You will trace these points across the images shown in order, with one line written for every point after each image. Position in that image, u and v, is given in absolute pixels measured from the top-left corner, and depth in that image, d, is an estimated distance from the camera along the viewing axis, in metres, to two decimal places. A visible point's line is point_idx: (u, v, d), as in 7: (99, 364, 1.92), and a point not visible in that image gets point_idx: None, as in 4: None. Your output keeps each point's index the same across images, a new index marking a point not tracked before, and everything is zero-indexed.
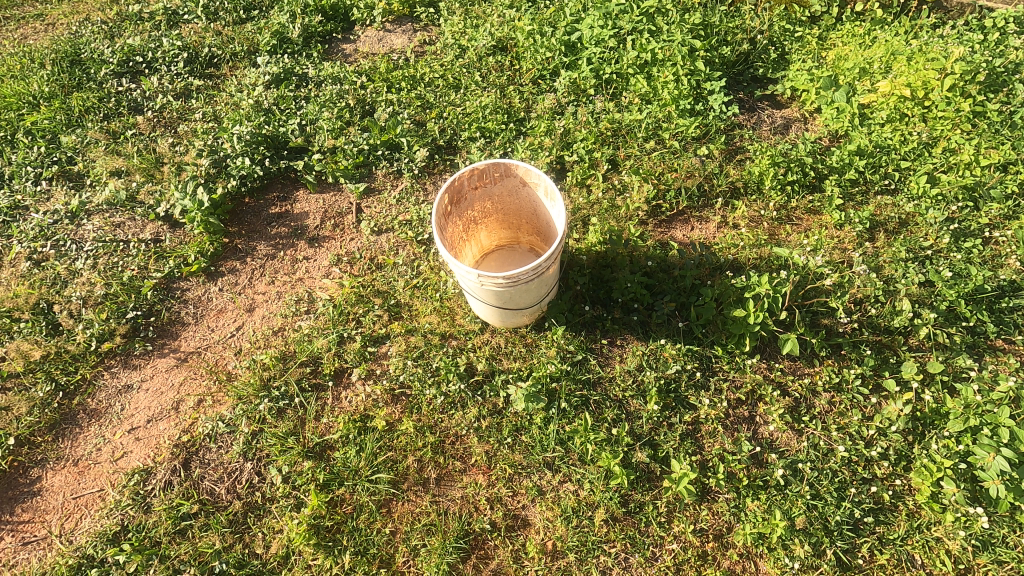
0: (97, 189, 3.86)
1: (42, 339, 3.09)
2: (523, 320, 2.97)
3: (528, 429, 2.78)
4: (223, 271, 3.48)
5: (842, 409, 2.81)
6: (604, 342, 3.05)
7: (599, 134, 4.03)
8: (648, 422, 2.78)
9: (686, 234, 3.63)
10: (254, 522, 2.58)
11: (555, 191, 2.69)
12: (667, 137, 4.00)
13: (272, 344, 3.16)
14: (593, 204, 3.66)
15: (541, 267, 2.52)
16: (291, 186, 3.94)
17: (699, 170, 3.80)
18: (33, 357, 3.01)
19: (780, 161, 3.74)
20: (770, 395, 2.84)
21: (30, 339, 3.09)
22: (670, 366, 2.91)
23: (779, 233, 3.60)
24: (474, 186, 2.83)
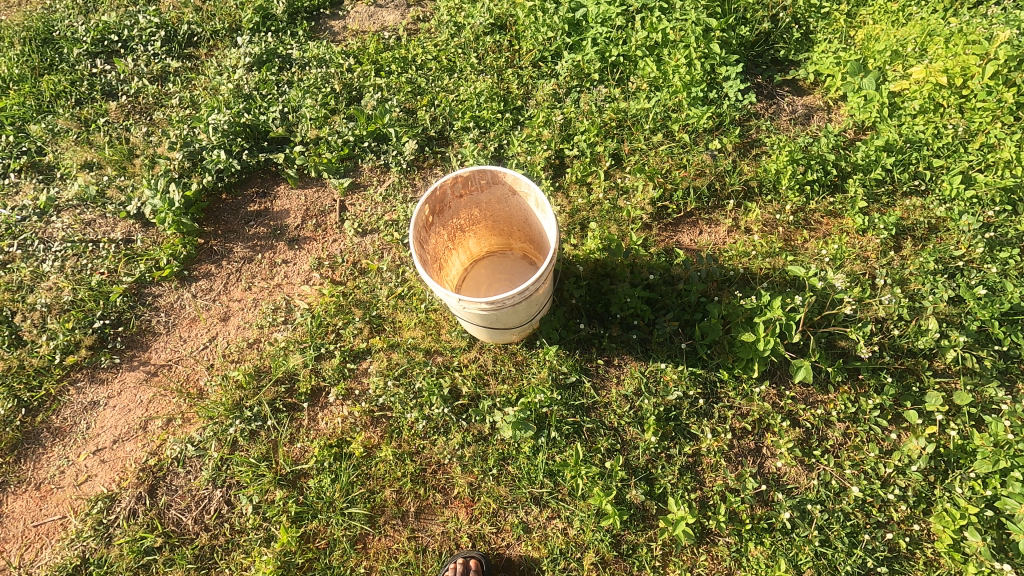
0: (67, 183, 3.64)
1: (5, 351, 2.92)
2: (513, 338, 2.74)
3: (515, 459, 2.59)
4: (197, 276, 3.27)
5: (858, 442, 2.58)
6: (601, 362, 2.82)
7: (603, 125, 3.69)
8: (644, 455, 2.57)
9: (694, 238, 3.32)
10: (221, 557, 2.45)
11: (547, 203, 2.42)
12: (677, 129, 3.67)
13: (247, 358, 2.97)
14: (593, 205, 3.37)
15: (529, 290, 2.28)
16: (271, 180, 3.67)
17: (711, 167, 3.50)
18: None
19: (800, 158, 3.39)
20: (778, 426, 2.62)
21: None
22: (671, 392, 2.68)
23: (795, 240, 3.31)
24: (459, 195, 2.56)
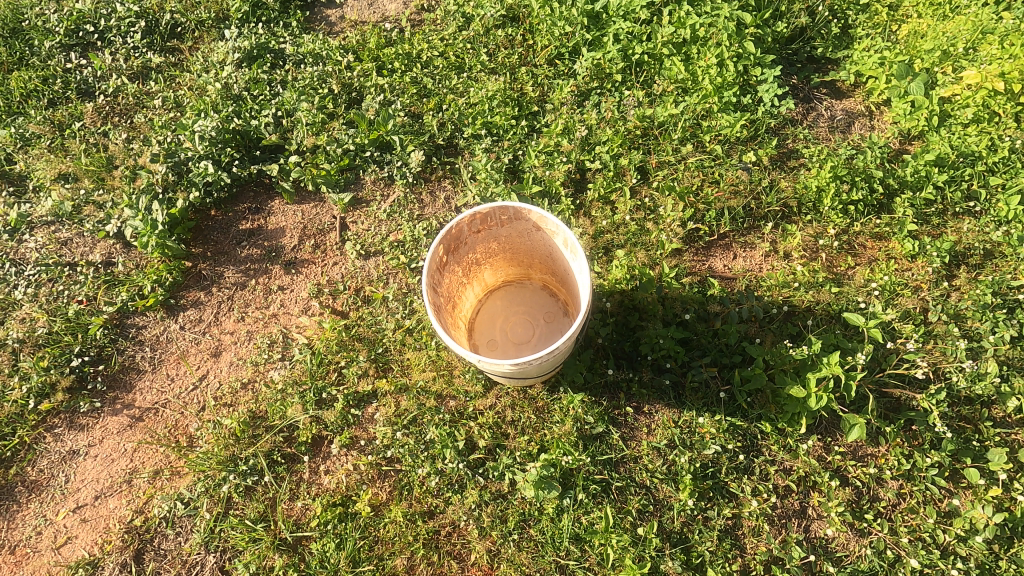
0: (40, 197, 3.32)
1: None
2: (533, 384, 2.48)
3: (538, 521, 2.37)
4: (185, 304, 2.99)
5: (913, 504, 2.36)
6: (630, 410, 2.57)
7: (626, 134, 3.36)
8: (680, 517, 2.35)
9: (727, 264, 3.04)
10: None
11: (578, 246, 2.15)
12: (708, 140, 3.35)
13: (241, 401, 2.71)
14: (618, 227, 3.08)
15: (559, 348, 2.03)
16: (264, 195, 3.35)
17: (745, 184, 3.20)
18: None
19: (844, 173, 3.10)
20: (827, 485, 2.39)
21: None
22: (708, 447, 2.44)
23: (839, 266, 3.02)
24: (477, 231, 2.28)
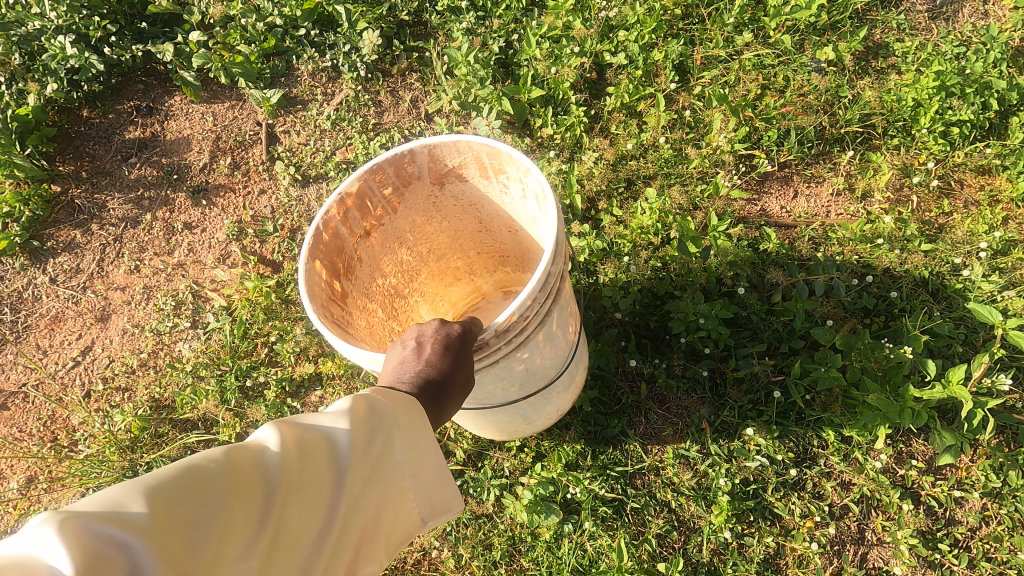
0: None
1: None
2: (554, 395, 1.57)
3: (532, 548, 1.86)
4: (54, 248, 2.20)
5: (999, 531, 1.88)
6: (651, 407, 1.99)
7: (663, 14, 2.39)
8: (709, 545, 1.86)
9: (786, 205, 2.30)
10: None
11: (495, 146, 1.31)
12: (773, 28, 2.41)
13: (139, 384, 2.04)
14: (645, 151, 2.27)
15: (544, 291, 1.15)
16: (158, 88, 2.41)
17: (821, 95, 2.34)
18: None
19: (955, 81, 2.28)
20: (897, 508, 1.88)
21: None
22: (751, 459, 1.89)
23: (929, 213, 2.29)
24: (363, 225, 1.44)
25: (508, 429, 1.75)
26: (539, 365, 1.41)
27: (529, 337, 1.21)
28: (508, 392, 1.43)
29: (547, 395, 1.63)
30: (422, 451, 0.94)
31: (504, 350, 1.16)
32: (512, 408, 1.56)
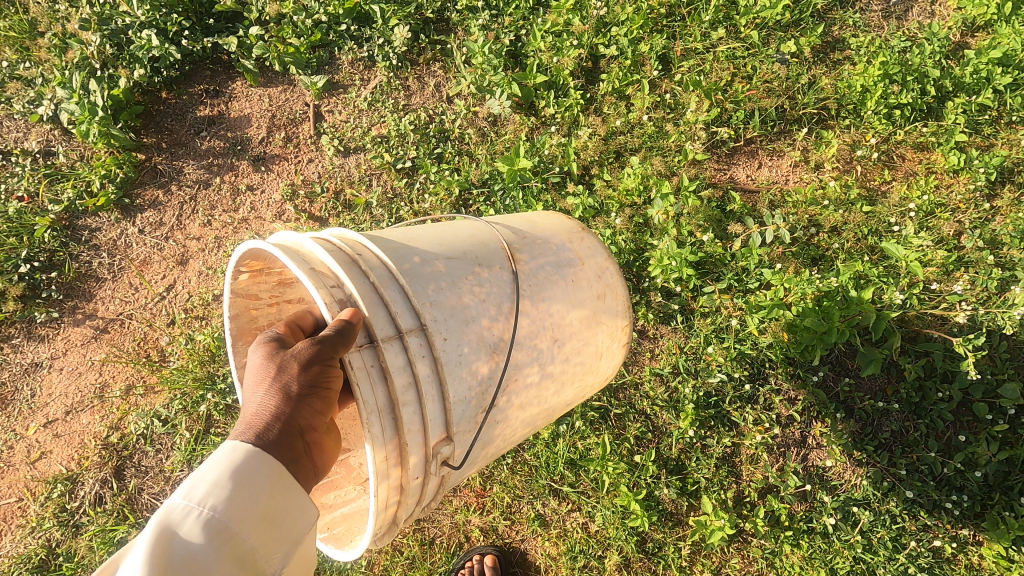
0: None
1: None
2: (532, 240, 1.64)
3: (533, 444, 2.32)
4: (141, 205, 2.67)
5: (915, 436, 2.30)
6: (633, 335, 2.44)
7: (649, 13, 2.81)
8: (678, 444, 2.30)
9: (750, 174, 2.72)
10: None
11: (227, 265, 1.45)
12: (744, 24, 2.80)
13: (214, 313, 2.50)
14: (632, 128, 2.71)
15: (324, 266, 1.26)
16: (224, 75, 2.86)
17: (782, 82, 2.75)
18: None
19: (895, 70, 2.66)
20: (832, 417, 2.31)
21: None
22: (713, 375, 2.33)
23: (873, 181, 2.71)
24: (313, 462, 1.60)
25: (607, 290, 1.73)
26: (459, 248, 1.48)
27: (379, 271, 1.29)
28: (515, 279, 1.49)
29: (532, 240, 1.66)
30: (264, 494, 1.06)
31: (388, 290, 1.25)
32: (551, 275, 1.58)
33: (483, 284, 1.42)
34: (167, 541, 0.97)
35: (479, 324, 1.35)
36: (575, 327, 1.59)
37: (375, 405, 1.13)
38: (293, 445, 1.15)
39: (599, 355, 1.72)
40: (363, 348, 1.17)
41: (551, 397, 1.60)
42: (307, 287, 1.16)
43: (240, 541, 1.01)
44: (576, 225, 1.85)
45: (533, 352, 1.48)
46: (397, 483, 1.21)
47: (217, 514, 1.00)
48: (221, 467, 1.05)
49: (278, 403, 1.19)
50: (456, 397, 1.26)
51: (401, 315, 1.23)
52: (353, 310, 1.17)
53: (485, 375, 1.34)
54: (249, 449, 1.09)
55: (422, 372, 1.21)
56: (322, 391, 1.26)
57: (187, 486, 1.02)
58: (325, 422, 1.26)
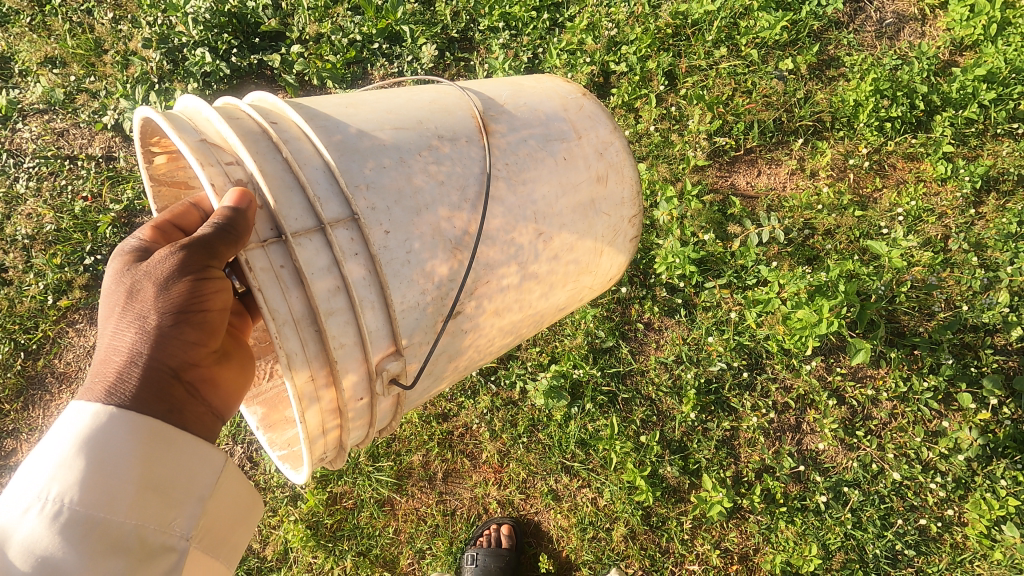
0: (29, 83, 3.15)
1: None
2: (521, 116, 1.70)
3: (546, 425, 2.54)
4: None
5: (904, 423, 2.47)
6: (640, 326, 2.64)
7: (656, 33, 3.02)
8: (681, 427, 2.49)
9: (750, 181, 2.93)
10: None
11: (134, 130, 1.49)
12: (745, 43, 2.97)
13: None
14: (640, 137, 2.96)
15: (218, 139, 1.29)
16: (267, 89, 3.15)
17: (781, 95, 2.93)
18: None
19: (886, 86, 2.77)
20: (824, 404, 2.49)
21: None
22: (713, 363, 2.53)
23: (864, 188, 2.86)
24: None
25: (606, 174, 1.82)
26: (417, 124, 1.52)
27: (290, 148, 1.30)
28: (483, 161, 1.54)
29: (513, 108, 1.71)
30: (135, 464, 1.11)
31: (306, 172, 1.27)
32: (535, 152, 1.64)
33: (440, 163, 1.46)
34: (31, 548, 1.01)
35: (432, 212, 1.40)
36: (561, 217, 1.68)
37: (289, 315, 1.19)
38: (167, 390, 1.21)
39: (599, 252, 1.89)
40: (268, 247, 1.20)
41: (543, 288, 1.74)
42: (192, 165, 1.19)
43: (118, 523, 1.07)
44: (578, 91, 1.92)
45: (509, 249, 1.56)
46: (332, 403, 1.32)
47: (77, 506, 1.05)
48: (66, 458, 1.08)
49: (139, 340, 1.21)
50: (400, 301, 1.33)
51: (323, 204, 1.25)
52: (236, 195, 1.17)
53: (445, 275, 1.42)
54: (105, 416, 1.13)
55: (353, 276, 1.25)
56: (194, 318, 1.27)
57: (33, 489, 1.05)
58: (203, 354, 1.30)
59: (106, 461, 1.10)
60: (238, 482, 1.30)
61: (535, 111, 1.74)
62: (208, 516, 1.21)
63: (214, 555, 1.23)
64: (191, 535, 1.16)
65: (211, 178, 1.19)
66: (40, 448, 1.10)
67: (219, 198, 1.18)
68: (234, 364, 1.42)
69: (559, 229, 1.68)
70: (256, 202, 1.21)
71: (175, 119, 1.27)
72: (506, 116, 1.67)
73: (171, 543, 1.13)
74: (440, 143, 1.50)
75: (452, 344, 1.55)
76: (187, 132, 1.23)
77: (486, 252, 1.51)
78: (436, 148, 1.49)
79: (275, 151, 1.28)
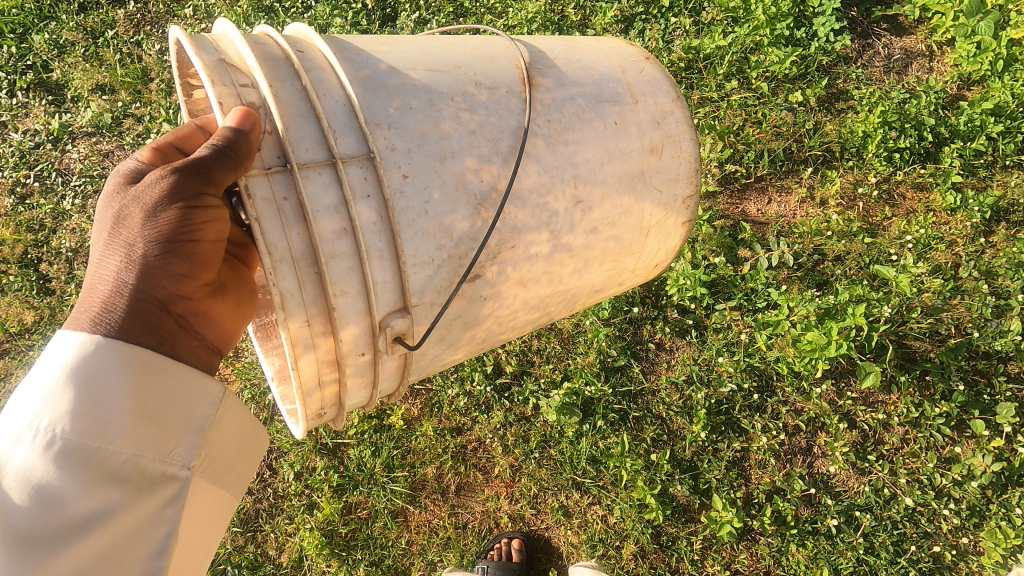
0: (80, 108, 3.38)
1: (35, 300, 3.08)
2: (571, 78, 1.77)
3: (558, 441, 2.58)
4: None
5: (916, 449, 2.47)
6: (651, 345, 2.70)
7: (669, 66, 3.14)
8: (691, 447, 2.52)
9: (761, 208, 3.00)
10: (267, 522, 2.66)
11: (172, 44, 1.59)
12: (755, 77, 3.06)
13: None
14: None
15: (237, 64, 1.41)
16: None
17: (790, 126, 3.01)
18: (29, 319, 3.06)
19: (894, 119, 2.84)
20: (835, 427, 2.51)
21: (23, 299, 3.08)
22: (724, 385, 2.57)
23: (874, 217, 2.88)
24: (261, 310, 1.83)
25: (660, 146, 1.89)
26: (454, 72, 1.62)
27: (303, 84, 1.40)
28: (521, 114, 1.62)
29: (564, 65, 1.80)
30: (127, 394, 1.17)
31: (321, 110, 1.37)
32: (579, 114, 1.72)
33: (473, 111, 1.55)
34: (26, 476, 1.07)
35: (456, 160, 1.49)
36: (604, 186, 1.75)
37: (287, 253, 1.30)
38: (155, 320, 1.28)
39: (645, 232, 1.95)
40: (272, 175, 1.31)
41: (581, 263, 1.82)
42: (204, 82, 1.31)
43: (114, 452, 1.13)
44: (640, 56, 2.01)
45: (542, 213, 1.64)
46: (327, 347, 1.43)
47: (69, 436, 1.09)
48: (54, 389, 1.12)
49: (125, 268, 1.29)
50: (411, 256, 1.42)
51: (340, 145, 1.35)
52: (239, 115, 1.28)
53: (464, 232, 1.50)
54: (91, 343, 1.19)
55: (360, 223, 1.35)
56: (183, 249, 1.33)
57: (23, 422, 1.10)
58: (192, 291, 1.37)
59: (94, 395, 1.14)
60: (239, 414, 1.36)
61: (589, 72, 1.82)
62: (208, 447, 1.27)
63: (218, 485, 1.30)
64: (193, 465, 1.23)
65: (220, 96, 1.31)
66: (28, 384, 1.15)
67: (223, 116, 1.30)
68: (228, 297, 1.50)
69: (601, 200, 1.75)
70: (260, 124, 1.32)
71: (199, 39, 1.40)
72: (556, 73, 1.76)
73: (172, 472, 1.19)
74: (477, 92, 1.59)
75: (469, 311, 1.63)
76: (206, 51, 1.37)
77: (515, 214, 1.59)
78: (471, 95, 1.58)
79: (295, 79, 1.40)
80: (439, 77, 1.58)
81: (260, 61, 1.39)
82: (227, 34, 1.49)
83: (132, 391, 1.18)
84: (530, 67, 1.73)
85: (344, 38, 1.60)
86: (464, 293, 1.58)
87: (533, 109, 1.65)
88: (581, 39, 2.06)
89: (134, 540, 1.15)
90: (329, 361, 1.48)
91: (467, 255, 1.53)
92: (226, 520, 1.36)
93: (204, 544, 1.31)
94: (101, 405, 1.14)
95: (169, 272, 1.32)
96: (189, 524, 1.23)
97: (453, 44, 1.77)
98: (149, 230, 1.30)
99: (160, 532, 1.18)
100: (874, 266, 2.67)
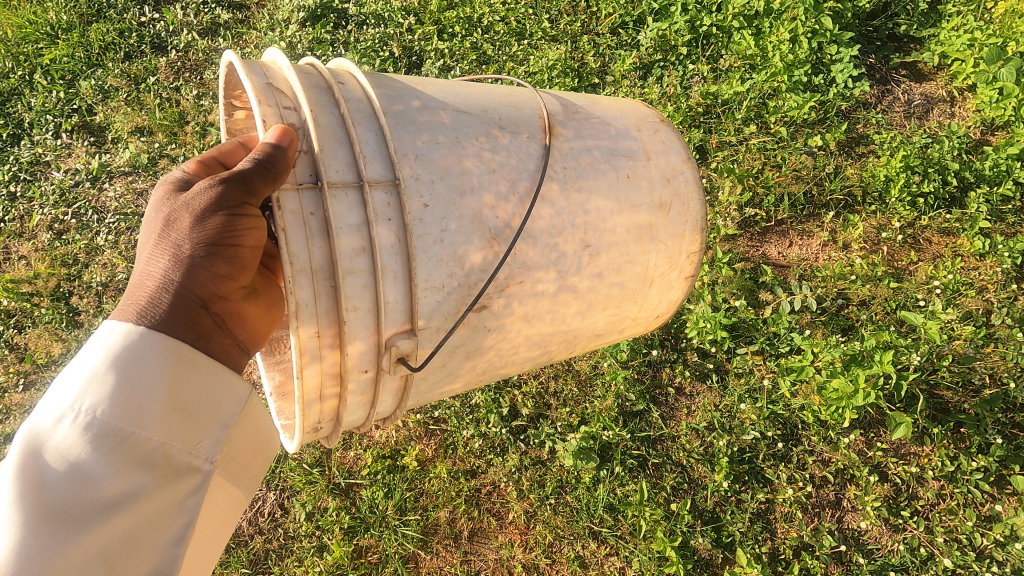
0: (119, 149, 3.54)
1: (64, 332, 3.17)
2: (590, 130, 1.81)
3: (574, 487, 2.52)
4: None
5: (953, 505, 2.35)
6: (671, 390, 2.65)
7: (687, 111, 3.16)
8: (713, 497, 2.43)
9: (782, 251, 2.97)
10: (277, 562, 2.61)
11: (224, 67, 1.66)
12: (774, 121, 3.06)
13: None
14: None
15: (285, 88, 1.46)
16: None
17: (811, 169, 2.99)
18: (56, 350, 3.14)
19: (917, 163, 2.80)
20: (865, 479, 2.41)
21: (53, 330, 3.17)
22: (747, 432, 2.49)
23: (899, 261, 2.83)
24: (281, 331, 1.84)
25: (669, 203, 1.90)
26: (482, 113, 1.67)
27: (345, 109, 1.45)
28: (541, 159, 1.65)
29: (584, 119, 1.85)
30: (164, 383, 1.18)
31: (359, 135, 1.42)
32: (594, 163, 1.75)
33: (495, 152, 1.59)
34: (63, 454, 1.08)
35: (475, 196, 1.52)
36: (613, 234, 1.76)
37: (306, 264, 1.31)
38: (195, 316, 1.29)
39: (649, 282, 1.94)
40: (303, 191, 1.34)
41: (582, 308, 1.81)
42: (251, 100, 1.36)
43: (145, 438, 1.13)
44: (656, 118, 2.05)
45: (551, 254, 1.65)
46: (334, 362, 1.42)
47: (107, 418, 1.11)
48: (96, 374, 1.14)
49: (172, 267, 1.31)
50: (423, 280, 1.44)
51: (370, 170, 1.38)
52: (278, 132, 1.32)
53: (476, 263, 1.52)
54: (135, 334, 1.20)
55: (378, 242, 1.36)
56: (226, 252, 1.36)
57: (65, 402, 1.12)
58: (232, 294, 1.39)
59: (134, 383, 1.15)
60: (260, 417, 1.37)
61: (606, 127, 1.86)
62: (230, 445, 1.28)
63: (234, 484, 1.30)
64: (215, 459, 1.23)
65: (265, 115, 1.36)
66: (72, 367, 1.16)
67: (265, 131, 1.35)
68: (261, 303, 1.52)
69: (609, 247, 1.76)
70: (298, 143, 1.36)
71: (250, 63, 1.46)
72: (575, 125, 1.80)
73: (195, 464, 1.20)
74: (500, 134, 1.63)
75: (472, 340, 1.63)
76: (256, 74, 1.42)
77: (526, 251, 1.60)
78: (495, 137, 1.62)
79: (335, 106, 1.45)
80: (467, 118, 1.62)
81: (304, 87, 1.44)
82: (278, 62, 1.55)
83: (172, 383, 1.19)
84: (552, 117, 1.77)
85: (380, 75, 1.66)
86: (470, 321, 1.58)
87: (550, 155, 1.68)
88: (602, 96, 2.12)
89: (155, 527, 1.14)
90: (333, 373, 1.46)
91: (476, 285, 1.54)
92: (235, 523, 1.36)
93: (212, 544, 1.30)
94: (140, 395, 1.15)
95: (211, 273, 1.34)
96: (202, 519, 1.23)
97: (481, 90, 1.82)
98: (196, 232, 1.33)
99: (180, 522, 1.18)
100: (900, 312, 2.60)
